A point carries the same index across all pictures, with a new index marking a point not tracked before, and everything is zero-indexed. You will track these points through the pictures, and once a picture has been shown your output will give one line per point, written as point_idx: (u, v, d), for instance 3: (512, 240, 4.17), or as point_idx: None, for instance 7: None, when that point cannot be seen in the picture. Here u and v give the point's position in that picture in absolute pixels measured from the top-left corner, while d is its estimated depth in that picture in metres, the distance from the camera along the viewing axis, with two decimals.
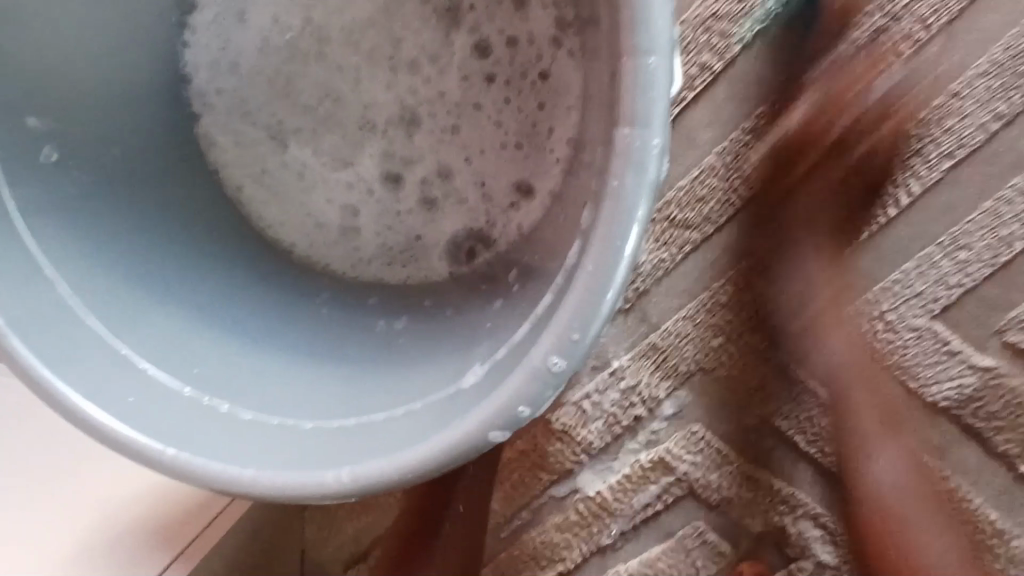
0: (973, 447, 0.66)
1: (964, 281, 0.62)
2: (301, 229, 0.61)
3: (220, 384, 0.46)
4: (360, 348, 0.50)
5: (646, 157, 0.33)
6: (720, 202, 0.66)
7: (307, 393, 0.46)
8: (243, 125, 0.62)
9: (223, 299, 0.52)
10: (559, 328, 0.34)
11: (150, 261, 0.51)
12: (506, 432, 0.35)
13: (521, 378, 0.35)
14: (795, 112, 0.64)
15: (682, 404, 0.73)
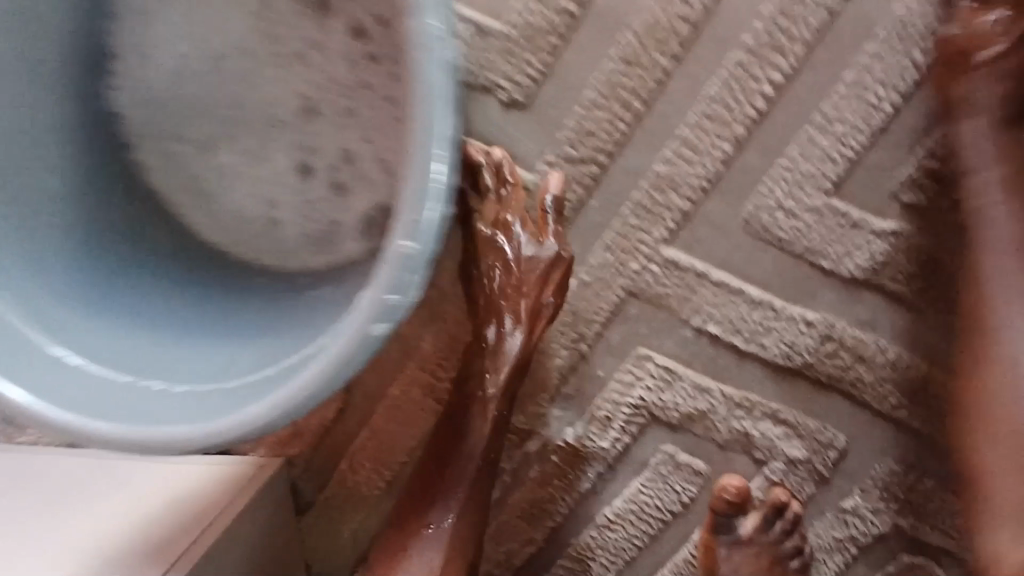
0: (903, 311, 0.70)
1: (847, 154, 0.66)
2: (224, 233, 0.65)
3: (163, 376, 0.54)
4: (291, 320, 0.56)
5: (428, 40, 0.36)
6: (608, 131, 0.69)
7: (237, 364, 0.53)
8: (150, 148, 0.65)
9: (165, 314, 0.61)
10: (402, 215, 0.38)
11: (94, 295, 0.59)
12: (391, 320, 0.40)
13: (385, 271, 0.39)
14: (655, 32, 0.65)
15: (621, 335, 0.75)
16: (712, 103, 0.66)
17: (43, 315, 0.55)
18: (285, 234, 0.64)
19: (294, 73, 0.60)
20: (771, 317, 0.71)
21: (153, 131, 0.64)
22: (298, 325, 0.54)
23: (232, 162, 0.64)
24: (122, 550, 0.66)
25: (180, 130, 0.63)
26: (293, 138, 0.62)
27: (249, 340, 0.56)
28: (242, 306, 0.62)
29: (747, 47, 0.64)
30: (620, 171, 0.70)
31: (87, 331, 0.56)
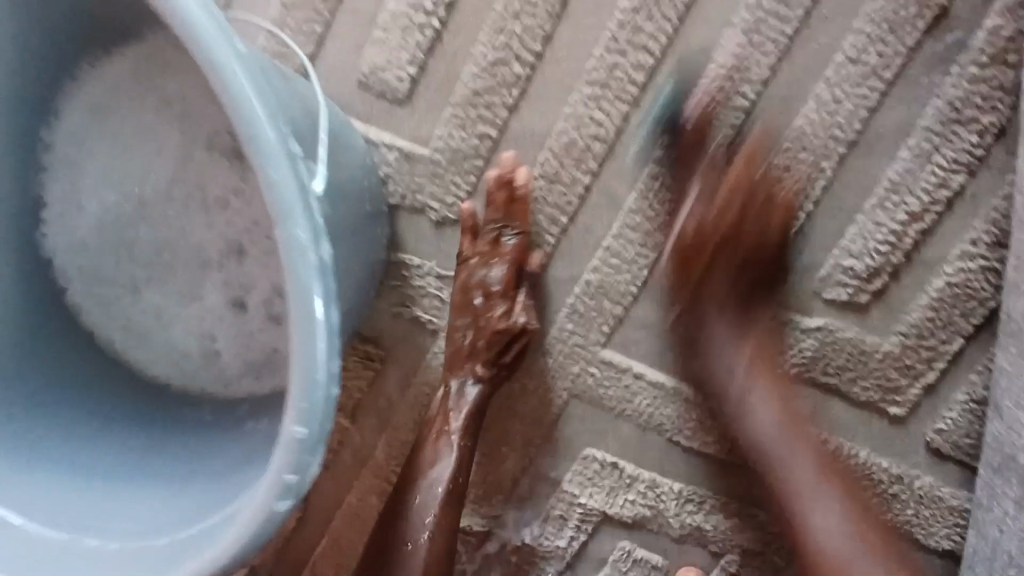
0: (840, 402, 0.71)
1: (768, 258, 0.68)
2: (168, 366, 0.67)
3: (89, 524, 0.54)
4: (221, 459, 0.57)
5: (299, 244, 0.37)
6: (537, 243, 0.71)
7: (167, 512, 0.53)
8: (97, 289, 0.67)
9: (95, 446, 0.60)
10: (291, 401, 0.39)
11: (26, 425, 0.59)
12: (290, 497, 0.40)
13: (280, 452, 0.39)
14: (573, 149, 0.68)
15: (568, 435, 0.76)
16: (633, 213, 0.68)
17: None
18: (226, 364, 0.65)
19: (228, 215, 0.64)
20: (711, 414, 0.72)
21: (94, 270, 0.66)
22: (229, 470, 0.55)
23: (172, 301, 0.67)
24: None
25: (124, 274, 0.67)
26: (222, 278, 0.65)
27: (185, 479, 0.56)
28: (176, 436, 0.62)
29: (660, 162, 0.67)
30: (552, 280, 0.72)
31: (26, 479, 0.56)
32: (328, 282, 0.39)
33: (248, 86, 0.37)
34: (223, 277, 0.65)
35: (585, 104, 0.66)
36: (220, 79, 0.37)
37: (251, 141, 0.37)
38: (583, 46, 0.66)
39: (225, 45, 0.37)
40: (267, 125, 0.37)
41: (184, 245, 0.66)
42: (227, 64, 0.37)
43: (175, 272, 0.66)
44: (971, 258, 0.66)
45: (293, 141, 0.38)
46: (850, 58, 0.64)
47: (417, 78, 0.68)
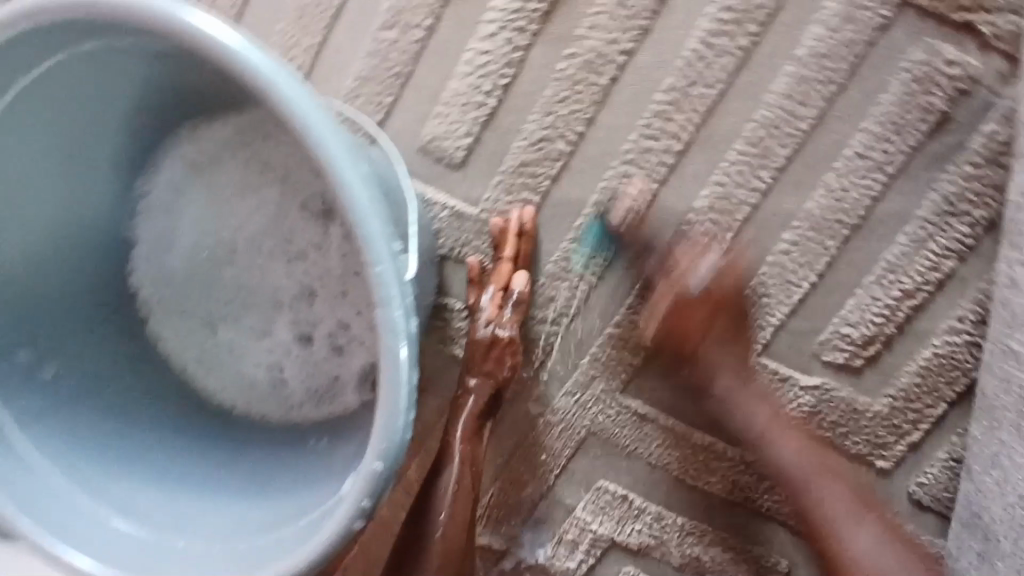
0: (831, 453, 0.80)
1: (774, 320, 0.77)
2: (239, 390, 0.75)
3: (177, 526, 0.62)
4: (291, 473, 0.65)
5: (393, 322, 0.47)
6: (569, 297, 0.79)
7: (244, 521, 0.62)
8: (179, 320, 0.75)
9: (180, 459, 0.69)
10: (374, 443, 0.48)
11: (119, 436, 0.68)
12: (364, 520, 0.49)
13: (360, 481, 0.48)
14: (607, 217, 0.76)
15: (582, 468, 0.84)
16: (656, 276, 0.77)
17: (82, 475, 0.64)
18: (294, 392, 0.74)
19: (297, 263, 0.73)
20: (714, 456, 0.81)
21: (177, 301, 0.75)
22: (297, 485, 0.63)
23: (242, 332, 0.75)
24: None
25: (203, 305, 0.75)
26: (292, 316, 0.74)
27: (256, 491, 0.65)
28: (243, 453, 0.70)
29: (683, 234, 0.76)
30: (579, 330, 0.80)
31: (119, 484, 0.65)
32: (412, 353, 0.48)
33: (364, 198, 0.47)
34: (296, 315, 0.74)
35: (619, 180, 0.76)
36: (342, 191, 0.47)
37: (363, 240, 0.47)
38: (620, 129, 0.75)
39: (347, 164, 0.48)
40: (378, 229, 0.47)
41: (261, 282, 0.74)
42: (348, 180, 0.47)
43: (247, 309, 0.74)
44: (955, 333, 0.75)
45: (396, 241, 0.48)
46: (858, 153, 0.73)
47: (472, 147, 0.77)
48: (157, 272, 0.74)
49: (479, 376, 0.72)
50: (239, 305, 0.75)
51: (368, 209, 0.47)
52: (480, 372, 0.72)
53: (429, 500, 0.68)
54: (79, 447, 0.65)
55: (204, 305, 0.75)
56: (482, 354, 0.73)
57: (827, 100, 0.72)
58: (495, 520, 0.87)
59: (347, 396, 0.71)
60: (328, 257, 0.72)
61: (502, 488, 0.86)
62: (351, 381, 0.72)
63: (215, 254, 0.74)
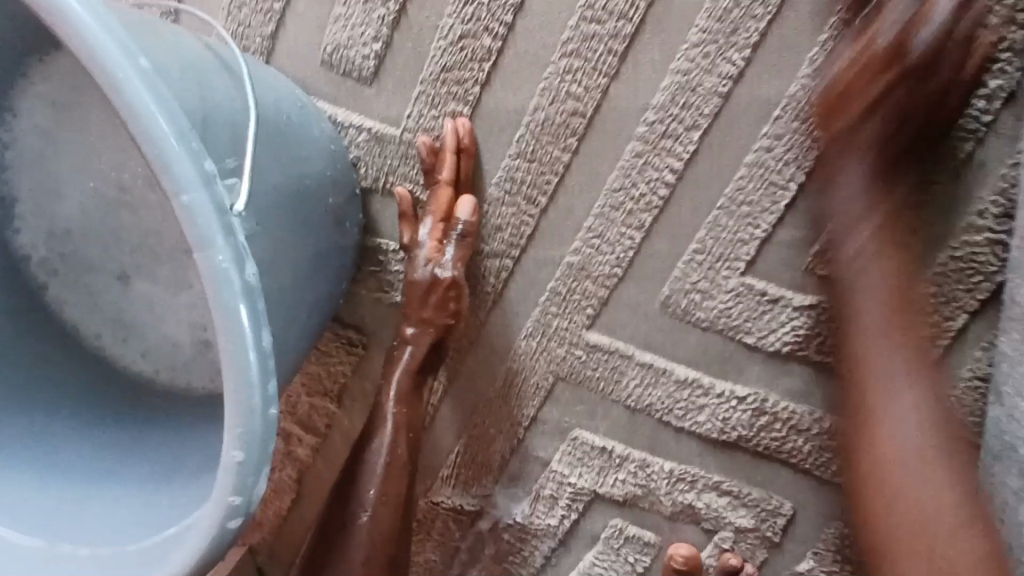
0: (835, 379, 0.69)
1: (757, 233, 0.65)
2: (157, 358, 0.67)
3: (70, 527, 0.55)
4: (198, 457, 0.57)
5: (221, 270, 0.37)
6: (516, 226, 0.68)
7: (143, 515, 0.54)
8: (81, 284, 0.66)
9: (81, 448, 0.61)
10: (228, 425, 0.39)
11: (5, 428, 0.60)
12: (241, 516, 0.39)
13: (222, 475, 0.39)
14: (550, 125, 0.64)
15: (555, 417, 0.75)
16: (615, 192, 0.65)
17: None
18: (216, 354, 0.65)
19: (184, 213, 0.62)
20: (701, 394, 0.70)
21: (65, 267, 0.66)
22: (205, 471, 0.54)
23: (144, 298, 0.66)
24: None
25: (95, 268, 0.65)
26: (203, 266, 0.63)
27: (164, 480, 0.57)
28: (157, 438, 0.62)
29: (642, 137, 0.63)
30: (532, 262, 0.69)
31: (10, 486, 0.57)
32: (258, 308, 0.39)
33: (158, 106, 0.37)
34: (207, 266, 0.63)
35: (560, 78, 0.63)
36: (126, 111, 0.37)
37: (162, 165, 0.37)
38: (554, 15, 0.62)
39: (126, 67, 0.37)
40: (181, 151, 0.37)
41: (150, 237, 0.63)
42: (131, 97, 0.36)
43: (139, 271, 0.64)
44: (975, 230, 0.62)
45: (212, 167, 0.38)
46: (847, 17, 0.59)
47: (383, 55, 0.64)
48: (38, 238, 0.65)
49: (417, 324, 0.63)
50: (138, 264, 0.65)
51: (164, 124, 0.37)
52: (418, 323, 0.63)
53: (356, 474, 0.60)
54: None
55: (100, 268, 0.65)
56: (420, 301, 0.63)
57: None
58: (464, 479, 0.79)
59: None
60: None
61: (468, 445, 0.78)
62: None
63: (93, 212, 0.63)
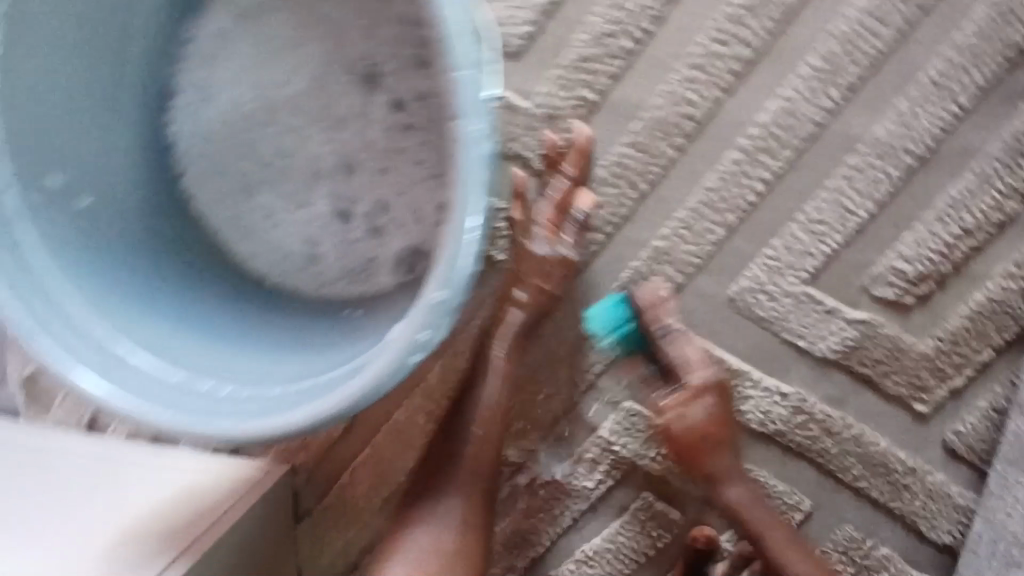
0: (868, 391, 0.77)
1: (825, 249, 0.74)
2: (269, 261, 0.71)
3: (203, 369, 0.59)
4: (323, 336, 0.64)
5: (471, 139, 0.43)
6: (615, 206, 0.76)
7: (277, 370, 0.60)
8: (211, 177, 0.71)
9: (206, 311, 0.66)
10: (437, 269, 0.46)
11: (140, 280, 0.65)
12: (423, 352, 0.47)
13: (421, 310, 0.46)
14: (664, 123, 0.74)
15: (611, 386, 0.83)
16: (709, 191, 0.74)
17: (105, 312, 0.60)
18: (329, 269, 0.71)
19: (326, 137, 0.69)
20: (749, 385, 0.79)
21: (203, 163, 0.71)
22: (331, 346, 0.62)
23: (266, 206, 0.71)
24: (136, 540, 0.77)
25: (231, 164, 0.70)
26: (330, 189, 0.70)
27: (288, 352, 0.63)
28: (274, 318, 0.68)
29: (742, 148, 0.73)
30: (622, 241, 0.77)
31: (148, 326, 0.61)
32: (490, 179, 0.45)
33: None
34: (335, 189, 0.70)
35: (682, 85, 0.73)
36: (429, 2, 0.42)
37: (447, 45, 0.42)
38: (687, 31, 0.72)
39: None
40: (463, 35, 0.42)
41: (295, 151, 0.70)
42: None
43: (267, 181, 0.71)
44: (1012, 278, 0.72)
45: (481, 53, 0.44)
46: (934, 79, 0.69)
47: (530, 37, 0.74)
48: (186, 129, 0.70)
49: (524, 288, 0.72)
50: (272, 174, 0.71)
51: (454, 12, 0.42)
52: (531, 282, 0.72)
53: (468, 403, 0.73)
54: (103, 287, 0.62)
55: (234, 170, 0.71)
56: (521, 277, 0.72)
57: (910, 17, 0.69)
58: (515, 431, 0.86)
59: (378, 276, 0.69)
60: (364, 128, 0.68)
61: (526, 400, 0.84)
62: (385, 262, 0.69)
63: (247, 121, 0.70)
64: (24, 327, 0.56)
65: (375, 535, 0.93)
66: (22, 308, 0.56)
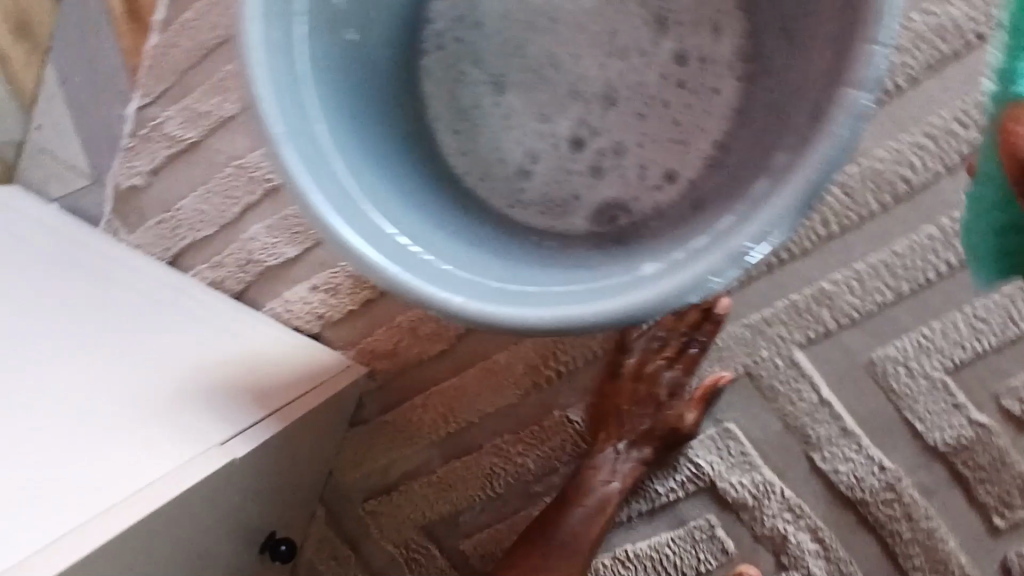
0: (957, 492, 0.79)
1: (976, 347, 0.76)
2: (482, 162, 0.70)
3: (419, 237, 0.56)
4: (522, 249, 0.62)
5: (858, 116, 0.44)
6: (801, 237, 0.78)
7: (487, 265, 0.57)
8: (466, 66, 0.71)
9: (414, 183, 0.62)
10: (759, 223, 0.46)
11: (367, 127, 0.60)
12: (701, 296, 0.47)
13: (720, 256, 0.46)
14: (879, 176, 0.75)
15: (719, 404, 0.82)
16: (895, 254, 0.76)
17: (342, 146, 0.55)
18: (531, 194, 0.69)
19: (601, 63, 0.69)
20: (854, 449, 0.80)
21: (453, 48, 0.71)
22: (539, 263, 0.59)
23: (505, 106, 0.71)
24: (219, 391, 0.72)
25: (475, 63, 0.71)
26: (580, 113, 0.69)
27: (486, 246, 0.61)
28: (465, 215, 0.65)
29: (941, 226, 0.75)
30: (791, 271, 0.78)
31: (372, 174, 0.57)
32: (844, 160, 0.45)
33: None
34: (586, 116, 0.69)
35: (910, 148, 0.75)
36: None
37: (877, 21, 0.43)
38: (935, 100, 0.74)
39: None
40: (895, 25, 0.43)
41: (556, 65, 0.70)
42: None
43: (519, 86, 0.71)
44: None
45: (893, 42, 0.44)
46: None
47: None
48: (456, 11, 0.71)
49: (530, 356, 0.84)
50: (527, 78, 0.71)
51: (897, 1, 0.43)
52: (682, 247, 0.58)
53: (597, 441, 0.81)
54: (342, 117, 0.57)
55: (490, 66, 0.71)
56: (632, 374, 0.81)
57: None
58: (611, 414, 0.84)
59: (574, 217, 0.68)
60: (643, 67, 0.68)
61: None
62: (586, 207, 0.68)
63: (520, 23, 0.71)
64: (279, 130, 0.51)
65: (425, 464, 0.91)
66: (279, 111, 0.51)
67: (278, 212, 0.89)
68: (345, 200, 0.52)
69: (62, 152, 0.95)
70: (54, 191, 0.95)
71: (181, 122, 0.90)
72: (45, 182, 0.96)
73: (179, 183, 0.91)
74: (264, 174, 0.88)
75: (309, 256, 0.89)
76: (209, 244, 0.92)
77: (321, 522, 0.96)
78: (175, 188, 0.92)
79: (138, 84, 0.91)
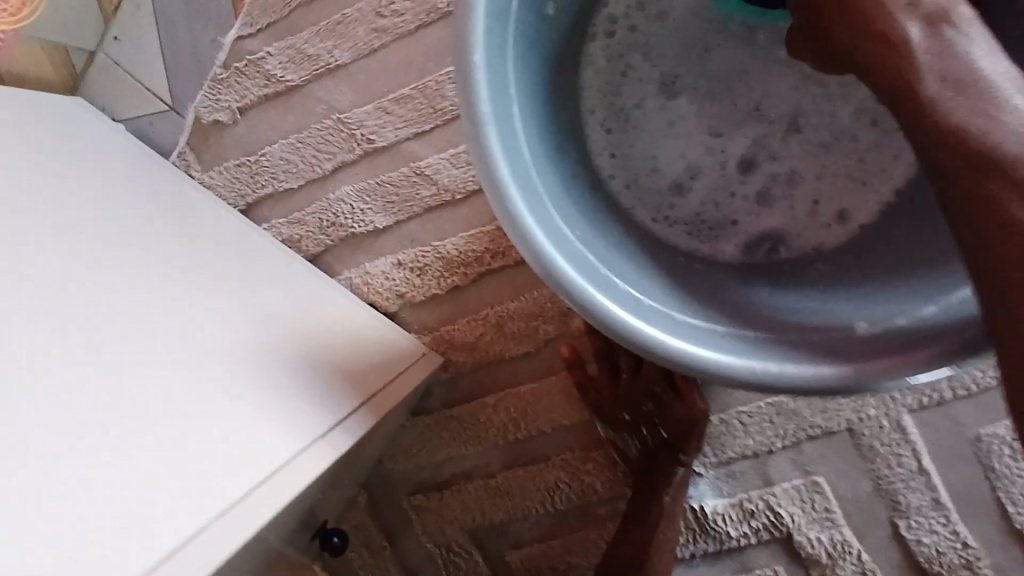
0: None
1: None
2: (634, 168, 0.56)
3: (595, 245, 0.46)
4: (688, 263, 0.52)
5: None
6: None
7: (666, 285, 0.46)
8: (642, 54, 0.56)
9: (581, 180, 0.52)
10: None
11: (546, 113, 0.50)
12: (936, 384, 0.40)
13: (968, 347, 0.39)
14: None
15: (812, 455, 0.79)
16: None
17: (530, 135, 0.46)
18: (684, 211, 0.55)
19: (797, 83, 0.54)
20: (941, 523, 0.77)
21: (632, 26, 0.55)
22: (724, 295, 0.48)
23: (676, 111, 0.56)
24: (305, 371, 0.65)
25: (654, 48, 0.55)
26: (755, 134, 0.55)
27: (652, 255, 0.50)
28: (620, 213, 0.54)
29: None
30: None
31: (547, 162, 0.47)
32: None
33: None
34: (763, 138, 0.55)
35: None
36: None
37: None
38: None
39: None
40: None
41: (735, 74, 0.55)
42: None
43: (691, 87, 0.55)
44: None
45: None
46: None
47: None
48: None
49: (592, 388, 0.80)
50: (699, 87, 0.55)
51: None
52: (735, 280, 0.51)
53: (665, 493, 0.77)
54: (529, 99, 0.47)
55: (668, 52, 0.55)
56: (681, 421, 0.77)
57: None
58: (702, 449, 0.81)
59: (725, 245, 0.55)
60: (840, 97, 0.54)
61: (728, 426, 0.81)
62: (742, 236, 0.55)
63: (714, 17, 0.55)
64: (482, 109, 0.41)
65: (484, 466, 0.86)
66: (487, 83, 0.41)
67: (374, 178, 0.82)
68: (539, 201, 0.43)
69: (141, 70, 0.86)
70: (129, 112, 0.87)
71: (281, 62, 0.82)
72: (115, 101, 0.88)
73: (268, 128, 0.84)
74: (366, 134, 0.81)
75: (400, 229, 0.82)
76: (293, 198, 0.85)
77: (360, 510, 0.89)
78: (264, 132, 0.84)
79: (241, 11, 0.83)
